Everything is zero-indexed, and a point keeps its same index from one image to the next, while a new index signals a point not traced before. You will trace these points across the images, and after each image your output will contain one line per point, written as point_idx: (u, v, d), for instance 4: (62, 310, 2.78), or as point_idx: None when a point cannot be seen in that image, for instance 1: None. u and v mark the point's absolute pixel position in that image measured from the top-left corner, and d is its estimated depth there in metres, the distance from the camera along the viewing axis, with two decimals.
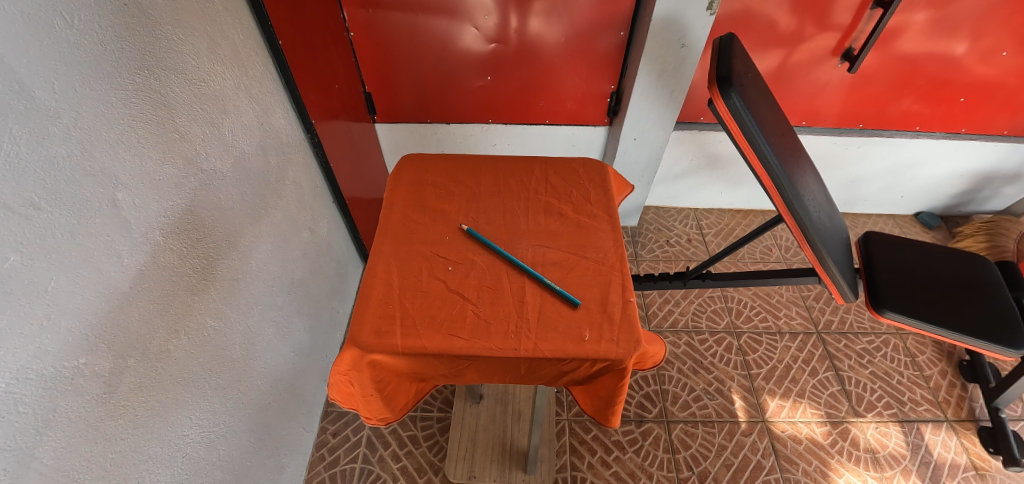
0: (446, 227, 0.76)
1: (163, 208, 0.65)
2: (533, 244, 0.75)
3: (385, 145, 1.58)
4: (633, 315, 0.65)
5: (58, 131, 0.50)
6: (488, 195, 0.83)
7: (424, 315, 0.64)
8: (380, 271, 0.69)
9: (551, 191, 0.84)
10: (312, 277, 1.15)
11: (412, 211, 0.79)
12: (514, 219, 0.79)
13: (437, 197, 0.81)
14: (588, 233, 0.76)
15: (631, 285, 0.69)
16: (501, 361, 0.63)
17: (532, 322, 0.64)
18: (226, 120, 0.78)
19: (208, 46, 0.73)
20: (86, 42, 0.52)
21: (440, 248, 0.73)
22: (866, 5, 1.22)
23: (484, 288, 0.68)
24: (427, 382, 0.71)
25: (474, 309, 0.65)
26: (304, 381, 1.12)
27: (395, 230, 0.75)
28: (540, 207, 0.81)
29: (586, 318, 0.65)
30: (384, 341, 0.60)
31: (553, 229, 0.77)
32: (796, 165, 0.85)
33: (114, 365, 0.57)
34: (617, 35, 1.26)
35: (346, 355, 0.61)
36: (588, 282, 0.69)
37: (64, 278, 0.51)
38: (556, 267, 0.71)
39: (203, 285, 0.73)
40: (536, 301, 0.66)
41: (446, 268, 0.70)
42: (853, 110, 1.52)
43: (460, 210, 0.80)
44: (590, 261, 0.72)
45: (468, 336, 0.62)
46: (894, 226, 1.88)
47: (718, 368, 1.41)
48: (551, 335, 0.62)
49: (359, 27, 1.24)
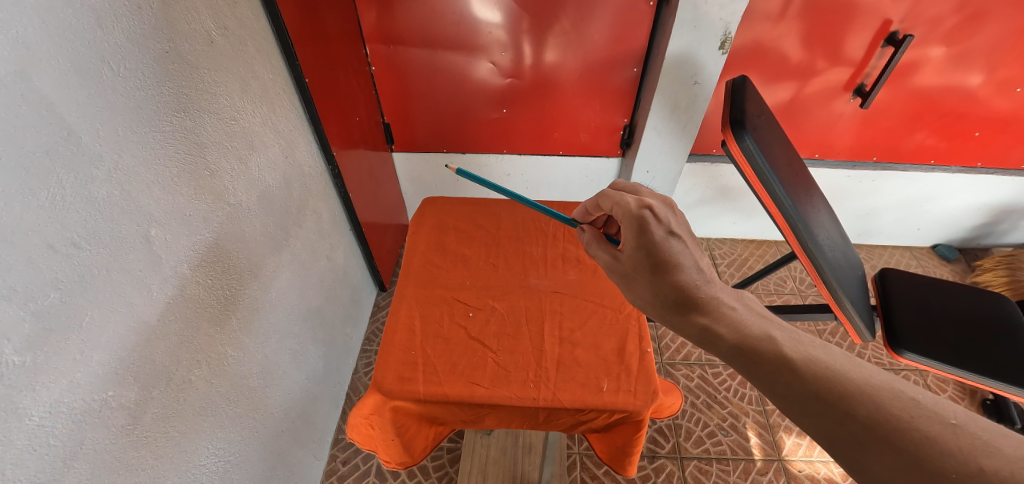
0: (465, 272, 0.85)
1: (193, 242, 0.67)
2: (549, 290, 0.82)
3: (401, 173, 1.62)
4: (649, 367, 0.71)
5: (100, 173, 0.52)
6: (507, 240, 0.92)
7: (445, 363, 0.71)
8: (403, 316, 0.77)
9: (568, 236, 0.92)
10: (327, 303, 1.16)
11: (434, 254, 0.88)
12: (531, 265, 0.87)
13: (457, 241, 0.90)
14: (603, 281, 0.84)
15: (647, 335, 0.76)
16: (520, 409, 0.69)
17: (550, 372, 0.70)
18: (254, 156, 0.82)
19: (240, 86, 0.77)
20: (130, 88, 0.56)
21: (461, 293, 0.81)
22: (877, 42, 1.24)
23: (504, 336, 0.75)
24: (445, 426, 0.76)
25: (494, 357, 0.72)
26: (316, 408, 1.12)
27: (418, 274, 0.84)
28: (558, 254, 0.89)
29: (605, 369, 0.71)
30: (406, 388, 0.67)
31: (569, 277, 0.85)
32: (809, 205, 0.86)
33: (139, 397, 0.59)
34: (630, 71, 1.29)
35: (369, 399, 0.67)
36: (607, 332, 0.76)
37: (98, 313, 0.53)
38: (574, 315, 0.79)
39: (225, 316, 0.75)
40: (555, 350, 0.73)
41: (467, 314, 0.78)
42: (867, 144, 1.52)
43: (479, 254, 0.88)
44: (609, 311, 0.79)
45: (488, 384, 0.68)
46: (911, 259, 1.85)
47: (733, 403, 1.38)
48: (569, 385, 0.69)
49: (381, 62, 1.29)
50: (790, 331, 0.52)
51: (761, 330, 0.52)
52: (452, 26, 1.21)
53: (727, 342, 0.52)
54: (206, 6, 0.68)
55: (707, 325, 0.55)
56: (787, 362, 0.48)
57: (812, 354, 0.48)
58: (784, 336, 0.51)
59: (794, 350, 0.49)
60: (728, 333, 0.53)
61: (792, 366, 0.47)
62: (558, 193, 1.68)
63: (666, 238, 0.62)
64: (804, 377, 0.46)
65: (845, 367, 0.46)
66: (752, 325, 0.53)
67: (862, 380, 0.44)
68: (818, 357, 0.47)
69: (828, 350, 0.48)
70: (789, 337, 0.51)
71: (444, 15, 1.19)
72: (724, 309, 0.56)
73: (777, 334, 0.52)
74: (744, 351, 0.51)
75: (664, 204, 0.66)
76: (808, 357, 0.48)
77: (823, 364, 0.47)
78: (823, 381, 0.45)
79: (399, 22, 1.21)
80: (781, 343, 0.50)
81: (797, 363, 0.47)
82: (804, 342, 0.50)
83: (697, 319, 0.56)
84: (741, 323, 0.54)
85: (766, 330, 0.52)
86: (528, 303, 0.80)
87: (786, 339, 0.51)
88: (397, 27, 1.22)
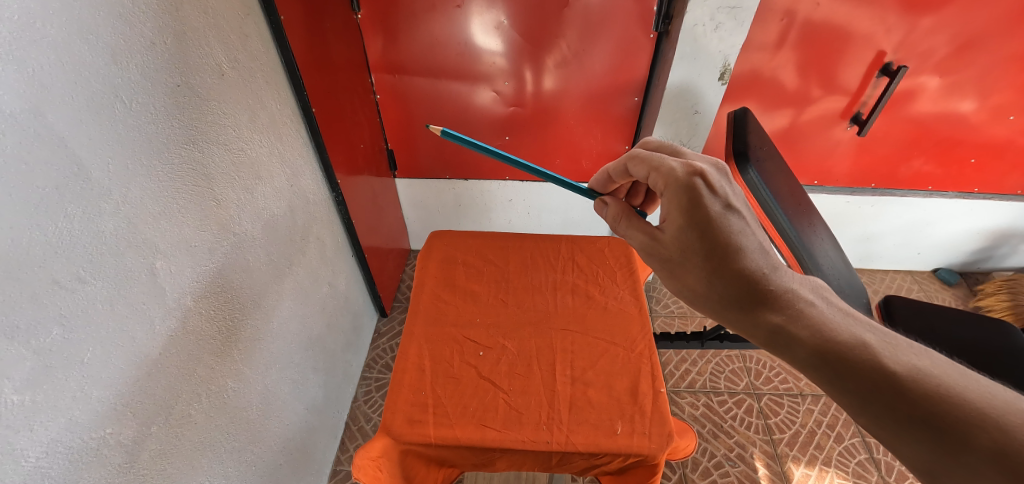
0: (473, 307, 0.89)
1: (196, 273, 0.67)
2: (560, 328, 0.86)
3: (404, 198, 1.64)
4: (662, 409, 0.73)
5: (108, 207, 0.52)
6: (516, 274, 0.97)
7: (455, 405, 0.73)
8: (412, 355, 0.80)
9: (578, 270, 0.98)
10: (328, 331, 1.15)
11: (443, 290, 0.92)
12: (541, 300, 0.91)
13: (465, 276, 0.95)
14: (613, 316, 0.88)
15: (659, 374, 0.78)
16: (532, 452, 0.71)
17: (563, 414, 0.73)
18: (259, 185, 0.82)
19: (248, 117, 0.78)
20: (140, 121, 0.56)
21: (470, 331, 0.85)
22: (872, 72, 1.27)
23: (515, 376, 0.78)
24: (455, 468, 0.77)
25: (506, 398, 0.75)
26: (314, 438, 1.09)
27: (426, 310, 0.88)
28: (568, 288, 0.94)
29: (619, 412, 0.73)
30: (417, 431, 0.69)
31: (579, 311, 0.89)
32: (812, 234, 0.86)
33: (137, 433, 0.57)
34: (631, 100, 1.32)
35: (378, 442, 0.69)
36: (619, 371, 0.79)
37: (100, 348, 0.52)
38: (586, 354, 0.82)
39: (227, 348, 0.74)
40: (567, 391, 0.76)
41: (477, 353, 0.81)
42: (864, 170, 1.54)
43: (488, 290, 0.93)
44: (619, 349, 0.83)
45: (500, 428, 0.71)
46: (913, 283, 1.85)
47: (739, 432, 1.36)
48: (582, 428, 0.71)
49: (386, 90, 1.32)
50: (882, 334, 0.47)
51: (844, 329, 0.47)
52: (456, 56, 1.24)
53: (803, 342, 0.48)
54: (217, 40, 0.69)
55: (779, 324, 0.50)
56: (883, 372, 0.42)
57: (915, 363, 0.43)
58: (877, 339, 0.46)
59: (892, 360, 0.43)
60: (805, 333, 0.48)
61: (890, 377, 0.42)
62: (559, 218, 1.68)
63: (722, 213, 0.58)
64: (906, 392, 0.41)
65: (962, 383, 0.40)
66: (834, 323, 0.48)
67: (979, 399, 0.39)
68: (924, 371, 0.41)
69: (936, 363, 0.43)
70: (882, 341, 0.46)
71: (448, 46, 1.22)
72: (796, 303, 0.51)
73: (867, 337, 0.46)
74: (827, 354, 0.45)
75: (718, 175, 0.63)
76: (910, 367, 0.42)
77: (929, 377, 0.41)
78: (932, 399, 0.39)
79: (405, 53, 1.24)
80: (874, 348, 0.45)
81: (896, 373, 0.42)
82: (902, 348, 0.45)
83: (765, 313, 0.51)
84: (820, 322, 0.48)
85: (851, 331, 0.47)
86: (539, 342, 0.84)
87: (879, 344, 0.45)
88: (402, 58, 1.25)
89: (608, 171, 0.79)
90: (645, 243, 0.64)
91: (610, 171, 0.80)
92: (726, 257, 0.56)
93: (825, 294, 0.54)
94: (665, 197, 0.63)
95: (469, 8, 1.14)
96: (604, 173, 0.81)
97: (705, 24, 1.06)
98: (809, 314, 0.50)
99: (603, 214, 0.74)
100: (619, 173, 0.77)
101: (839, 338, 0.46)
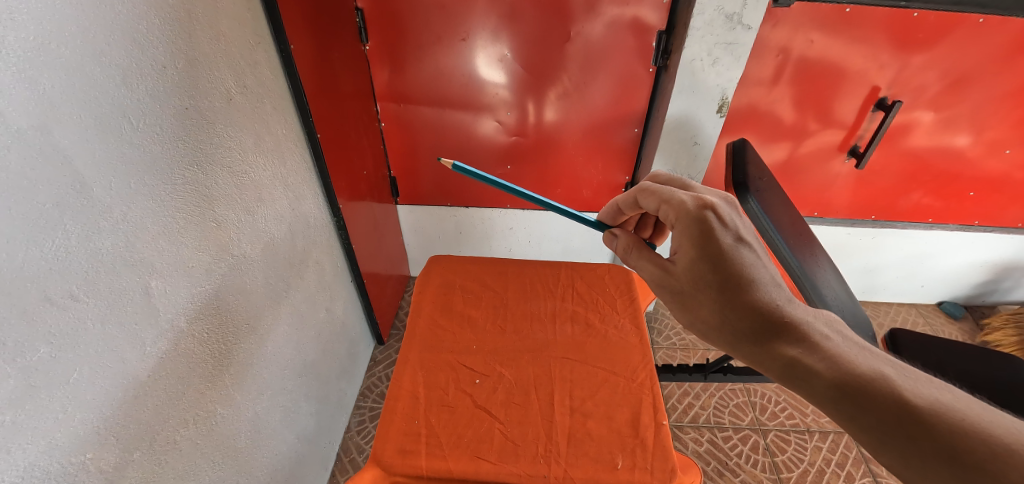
0: (471, 334, 0.88)
1: (192, 294, 0.66)
2: (559, 355, 0.85)
3: (405, 225, 1.64)
4: (664, 442, 0.71)
5: (107, 224, 0.52)
6: (515, 301, 0.96)
7: (449, 435, 0.71)
8: (406, 381, 0.79)
9: (578, 297, 0.97)
10: (322, 358, 1.13)
11: (440, 315, 0.91)
12: (541, 327, 0.90)
13: (464, 303, 0.94)
14: (615, 345, 0.87)
15: (661, 405, 0.76)
16: None
17: (561, 446, 0.71)
18: (261, 208, 0.82)
19: (254, 140, 0.79)
20: (145, 141, 0.56)
21: (467, 358, 0.83)
22: (868, 106, 1.29)
23: (512, 404, 0.76)
24: None
25: (501, 427, 0.73)
26: (303, 469, 1.05)
27: (423, 336, 0.87)
28: (568, 316, 0.93)
29: (619, 445, 0.71)
30: (406, 462, 0.67)
31: (580, 340, 0.88)
32: (814, 264, 0.86)
33: (119, 460, 0.55)
34: (631, 131, 1.34)
35: (367, 474, 0.67)
36: (619, 402, 0.77)
37: (87, 369, 0.51)
38: (586, 384, 0.80)
39: (219, 372, 0.72)
40: (566, 422, 0.74)
41: (473, 381, 0.80)
42: (863, 202, 1.55)
43: (486, 316, 0.92)
44: (620, 379, 0.81)
45: (495, 460, 0.68)
46: (918, 316, 1.82)
47: (745, 470, 1.31)
48: (582, 461, 0.69)
49: (390, 118, 1.35)
50: (900, 368, 0.46)
51: (862, 362, 0.46)
52: (460, 86, 1.27)
53: (820, 375, 0.46)
54: (228, 67, 0.71)
55: (794, 357, 0.48)
56: (906, 406, 0.41)
57: (936, 398, 0.41)
58: (898, 374, 0.45)
59: (915, 396, 0.42)
60: (823, 366, 0.47)
61: (912, 412, 0.40)
62: (559, 247, 1.68)
63: (734, 246, 0.58)
64: (928, 426, 0.39)
65: (989, 420, 0.39)
66: (851, 356, 0.47)
67: (1005, 435, 0.37)
68: (947, 407, 0.40)
69: (959, 399, 0.41)
70: (902, 375, 0.44)
71: (453, 77, 1.25)
72: (811, 336, 0.50)
73: (887, 371, 0.45)
74: (845, 387, 0.44)
75: (728, 208, 0.63)
76: (932, 401, 0.41)
77: (952, 412, 0.40)
78: (957, 435, 0.38)
79: (411, 83, 1.27)
80: (895, 382, 0.43)
81: (919, 408, 0.40)
82: (922, 383, 0.43)
83: (781, 345, 0.50)
84: (837, 356, 0.47)
85: (868, 363, 0.46)
86: (538, 370, 0.82)
87: (899, 378, 0.44)
88: (407, 87, 1.28)
89: (617, 203, 0.80)
90: (656, 275, 0.64)
91: (620, 204, 0.80)
92: (741, 290, 0.55)
93: (838, 328, 0.53)
94: (675, 230, 0.63)
95: (473, 40, 1.18)
96: (614, 205, 0.81)
97: (703, 59, 1.09)
98: (824, 346, 0.49)
99: (613, 247, 0.73)
100: (629, 206, 0.77)
101: (857, 372, 0.45)
